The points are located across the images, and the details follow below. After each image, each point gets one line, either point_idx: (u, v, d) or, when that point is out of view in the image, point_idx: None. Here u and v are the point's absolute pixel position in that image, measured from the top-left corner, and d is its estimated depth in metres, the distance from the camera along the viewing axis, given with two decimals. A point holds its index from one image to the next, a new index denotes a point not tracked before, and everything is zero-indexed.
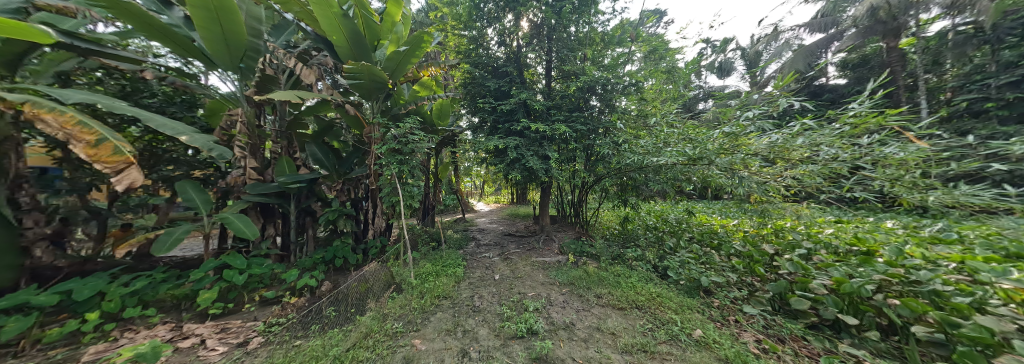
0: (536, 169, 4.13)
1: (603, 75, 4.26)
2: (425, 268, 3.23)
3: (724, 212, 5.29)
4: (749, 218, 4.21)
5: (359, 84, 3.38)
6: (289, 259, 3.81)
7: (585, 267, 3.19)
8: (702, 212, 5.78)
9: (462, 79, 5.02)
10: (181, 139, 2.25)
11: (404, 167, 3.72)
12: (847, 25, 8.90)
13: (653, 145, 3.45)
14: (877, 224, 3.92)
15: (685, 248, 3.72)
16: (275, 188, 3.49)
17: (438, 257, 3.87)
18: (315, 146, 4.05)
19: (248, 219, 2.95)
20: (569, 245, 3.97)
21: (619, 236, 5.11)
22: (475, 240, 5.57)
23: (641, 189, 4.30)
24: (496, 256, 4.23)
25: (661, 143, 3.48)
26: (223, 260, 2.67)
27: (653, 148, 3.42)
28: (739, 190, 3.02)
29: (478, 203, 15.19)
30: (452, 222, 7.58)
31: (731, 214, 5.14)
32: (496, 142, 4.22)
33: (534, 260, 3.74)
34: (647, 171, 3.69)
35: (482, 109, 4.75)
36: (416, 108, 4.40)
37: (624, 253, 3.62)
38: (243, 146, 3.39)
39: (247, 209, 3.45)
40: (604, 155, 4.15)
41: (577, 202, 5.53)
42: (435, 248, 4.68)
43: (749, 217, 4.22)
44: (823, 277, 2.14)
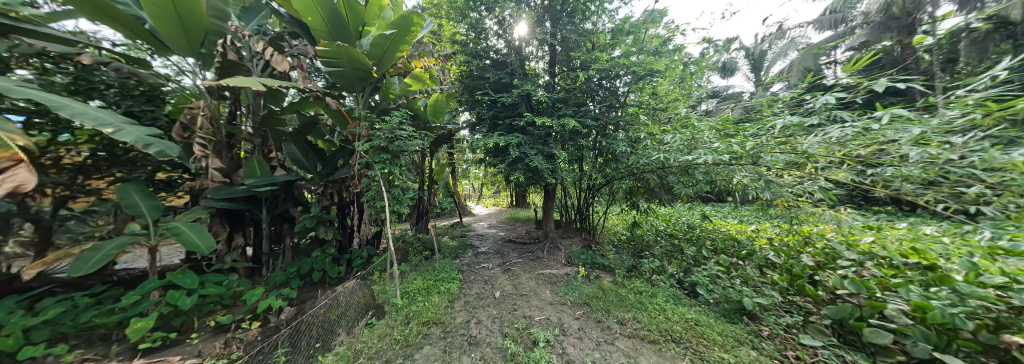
0: (541, 169, 3.71)
1: (614, 67, 3.86)
2: (414, 284, 2.80)
3: (741, 216, 4.92)
4: (775, 224, 3.83)
5: (339, 73, 2.98)
6: (262, 272, 3.39)
7: (599, 282, 2.78)
8: (716, 216, 5.41)
9: (459, 72, 4.62)
10: (106, 133, 1.82)
11: (393, 168, 3.30)
12: (857, 22, 8.61)
13: (677, 143, 3.02)
14: (915, 230, 3.55)
15: (708, 259, 3.33)
16: (243, 193, 3.04)
17: (431, 269, 3.44)
18: (294, 144, 3.62)
19: (204, 229, 2.48)
20: (578, 255, 3.55)
21: (629, 243, 4.71)
22: (473, 247, 5.16)
23: (655, 191, 3.92)
24: (495, 268, 3.80)
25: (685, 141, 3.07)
26: (169, 280, 2.22)
27: (678, 146, 3.00)
28: (771, 194, 2.67)
29: (477, 205, 14.80)
30: (449, 227, 7.16)
31: (749, 219, 4.77)
32: (496, 140, 3.80)
33: (539, 273, 3.33)
34: (665, 171, 3.30)
35: (481, 105, 4.35)
36: (408, 103, 4.00)
37: (641, 265, 3.23)
38: (205, 143, 2.95)
39: (211, 216, 3.02)
40: (617, 154, 3.75)
41: (583, 205, 5.12)
42: (429, 257, 4.26)
43: (774, 223, 3.84)
44: (901, 302, 1.75)
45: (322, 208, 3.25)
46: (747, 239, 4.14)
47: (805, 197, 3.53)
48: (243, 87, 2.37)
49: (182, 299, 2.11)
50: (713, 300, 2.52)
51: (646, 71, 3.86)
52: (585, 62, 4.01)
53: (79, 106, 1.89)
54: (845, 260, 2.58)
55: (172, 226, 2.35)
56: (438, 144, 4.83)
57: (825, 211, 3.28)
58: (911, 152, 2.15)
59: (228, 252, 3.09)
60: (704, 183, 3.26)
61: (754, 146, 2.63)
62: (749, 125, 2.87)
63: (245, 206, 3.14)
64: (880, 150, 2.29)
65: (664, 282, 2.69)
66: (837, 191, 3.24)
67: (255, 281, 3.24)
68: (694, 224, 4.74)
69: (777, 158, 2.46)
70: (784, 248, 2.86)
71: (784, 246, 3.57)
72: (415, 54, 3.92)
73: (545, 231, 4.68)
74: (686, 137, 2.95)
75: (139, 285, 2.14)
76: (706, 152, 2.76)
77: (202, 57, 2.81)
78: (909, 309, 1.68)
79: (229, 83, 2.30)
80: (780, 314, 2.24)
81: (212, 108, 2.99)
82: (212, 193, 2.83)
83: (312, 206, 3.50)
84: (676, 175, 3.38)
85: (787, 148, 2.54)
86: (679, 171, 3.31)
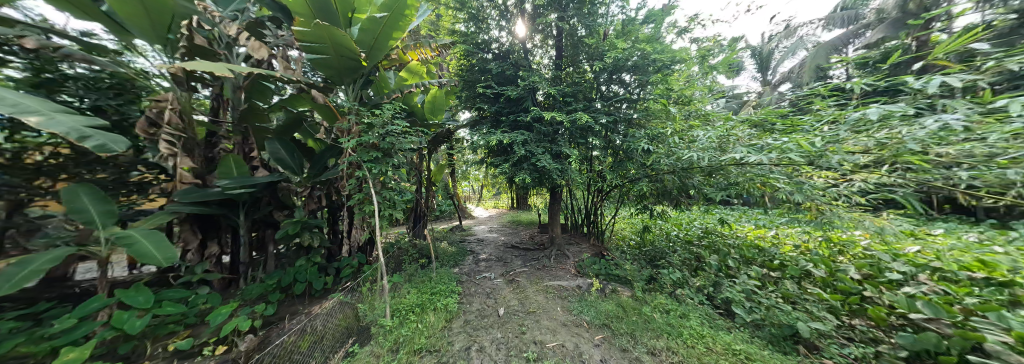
0: (550, 170, 3.38)
1: (627, 58, 3.56)
2: (407, 299, 2.49)
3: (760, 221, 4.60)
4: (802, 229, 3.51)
5: (324, 61, 2.67)
6: (239, 283, 3.05)
7: (618, 298, 2.46)
8: (731, 220, 5.08)
9: (460, 65, 4.33)
10: (28, 121, 1.52)
11: (386, 169, 2.98)
12: (871, 18, 8.33)
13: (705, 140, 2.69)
14: (960, 238, 3.22)
15: (734, 270, 3.01)
16: (216, 195, 2.72)
17: (427, 280, 3.11)
18: (279, 142, 3.35)
19: (163, 238, 2.15)
20: (590, 265, 3.23)
21: (641, 250, 4.39)
22: (473, 252, 4.83)
23: (672, 194, 3.60)
24: (498, 278, 3.47)
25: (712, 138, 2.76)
26: (115, 298, 1.89)
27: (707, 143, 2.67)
28: (808, 198, 2.40)
29: (477, 207, 14.47)
30: (448, 231, 6.84)
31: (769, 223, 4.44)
32: (499, 138, 3.48)
33: (547, 285, 3.01)
34: (686, 172, 2.99)
35: (482, 100, 4.05)
36: (404, 99, 3.69)
37: (660, 276, 2.91)
38: (173, 140, 2.62)
39: (180, 221, 2.68)
40: (632, 154, 3.43)
41: (591, 208, 4.81)
42: (426, 265, 3.94)
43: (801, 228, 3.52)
44: (1000, 332, 1.44)
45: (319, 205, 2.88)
46: (771, 246, 3.82)
47: (838, 201, 3.23)
48: (208, 72, 2.05)
49: (129, 322, 1.77)
50: (752, 321, 2.19)
51: (661, 62, 3.55)
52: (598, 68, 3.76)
53: (2, 94, 1.60)
54: (898, 274, 2.27)
55: (125, 235, 2.03)
56: (436, 142, 4.53)
57: (863, 217, 2.97)
58: (991, 149, 1.84)
59: (200, 263, 2.75)
60: (729, 185, 2.95)
61: (797, 143, 2.31)
62: (785, 120, 2.56)
63: (220, 210, 2.82)
64: (946, 148, 1.98)
65: (693, 299, 2.36)
66: (878, 195, 2.93)
67: (231, 294, 2.90)
68: (710, 230, 4.42)
69: (830, 156, 2.13)
70: (826, 260, 2.54)
71: (816, 255, 3.24)
72: (411, 44, 3.62)
73: (551, 236, 4.36)
74: (715, 133, 2.63)
75: (80, 304, 1.82)
76: (741, 150, 2.43)
77: (171, 43, 2.49)
78: (1015, 342, 1.36)
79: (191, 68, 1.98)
80: (840, 341, 1.90)
81: (182, 101, 2.67)
82: (180, 196, 2.51)
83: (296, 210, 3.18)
84: (698, 176, 3.07)
85: (837, 146, 2.21)
86: (703, 172, 2.99)
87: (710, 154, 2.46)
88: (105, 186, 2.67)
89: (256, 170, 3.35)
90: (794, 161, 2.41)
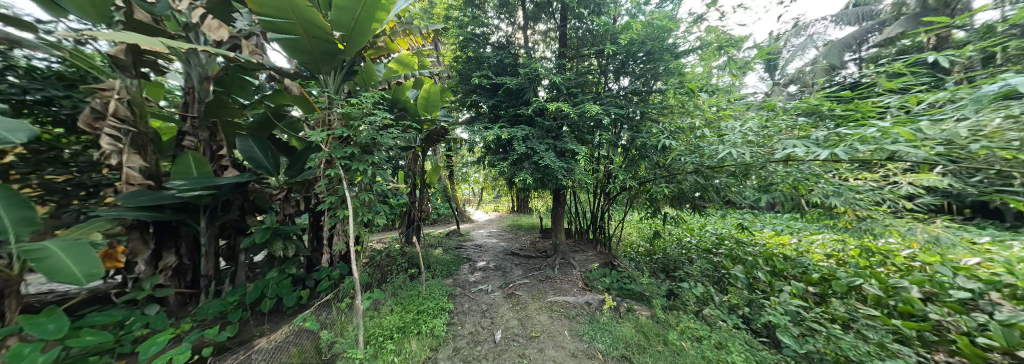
0: (554, 169, 3.02)
1: (638, 45, 3.22)
2: (387, 320, 2.13)
3: (780, 227, 4.32)
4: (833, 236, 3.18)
5: (294, 41, 2.36)
6: (200, 299, 2.67)
7: (636, 319, 2.12)
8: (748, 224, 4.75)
9: (455, 57, 4.00)
10: None
11: (370, 169, 2.65)
12: (885, 15, 8.02)
13: (736, 134, 2.34)
14: (1021, 248, 2.83)
15: (767, 285, 2.62)
16: (170, 199, 2.36)
17: (414, 295, 2.74)
18: (252, 139, 3.01)
19: (92, 251, 1.81)
20: (600, 277, 2.87)
21: (652, 258, 4.11)
22: (469, 260, 4.47)
23: (688, 197, 3.31)
24: (496, 290, 3.11)
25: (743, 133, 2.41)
26: (19, 325, 1.50)
27: (740, 137, 2.30)
28: (840, 203, 2.14)
29: (476, 210, 14.09)
30: (444, 236, 6.46)
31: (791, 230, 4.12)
32: (496, 133, 3.12)
33: (551, 300, 2.64)
34: (707, 172, 2.67)
35: (480, 94, 3.71)
36: (394, 93, 3.38)
37: (681, 290, 2.56)
38: (120, 135, 2.27)
39: (126, 229, 2.32)
40: (645, 151, 3.09)
41: (598, 212, 4.49)
42: (416, 275, 3.57)
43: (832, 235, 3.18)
44: None
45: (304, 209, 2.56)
46: (800, 256, 3.44)
47: (879, 205, 2.86)
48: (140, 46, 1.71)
49: (30, 357, 1.38)
50: (805, 353, 1.81)
51: (676, 52, 3.24)
52: (605, 63, 3.50)
53: None
54: (972, 294, 1.90)
55: (40, 246, 1.67)
56: (430, 142, 4.26)
57: (909, 224, 2.61)
58: None
59: (150, 276, 2.38)
60: (756, 186, 2.62)
61: (852, 137, 1.95)
62: (829, 111, 2.21)
63: (177, 215, 2.46)
64: None
65: (729, 323, 1.98)
66: (928, 198, 2.57)
67: (187, 313, 2.52)
68: (725, 236, 4.19)
69: (898, 152, 1.76)
70: (879, 275, 2.17)
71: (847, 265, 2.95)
72: (401, 32, 3.29)
73: (555, 242, 3.98)
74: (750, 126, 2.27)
75: None
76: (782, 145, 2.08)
77: (118, 23, 2.14)
78: None
79: (113, 39, 1.63)
80: None
81: (132, 91, 2.33)
82: (124, 199, 2.12)
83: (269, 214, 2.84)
84: (723, 176, 2.71)
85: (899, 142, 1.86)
86: (730, 171, 2.63)
87: (745, 150, 2.10)
88: (47, 188, 2.32)
89: (224, 170, 3.00)
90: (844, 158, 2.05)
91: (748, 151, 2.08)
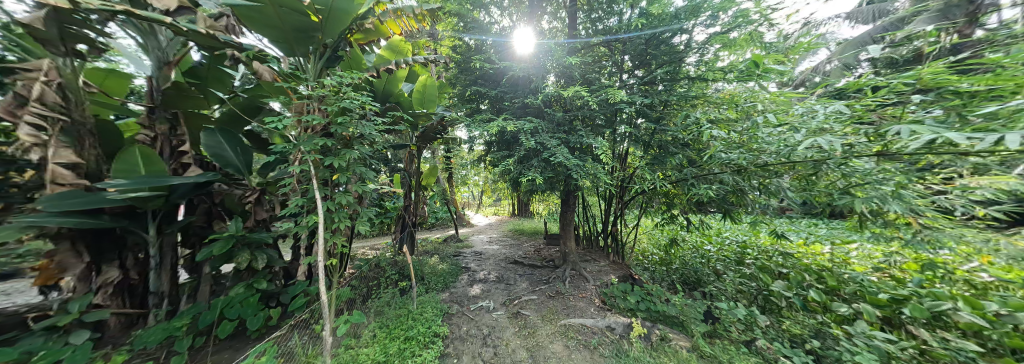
0: (567, 167, 2.63)
1: (659, 28, 2.85)
2: (366, 354, 1.73)
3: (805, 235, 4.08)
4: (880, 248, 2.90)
5: (256, 8, 1.97)
6: (147, 321, 2.24)
7: (675, 356, 1.71)
8: (768, 231, 4.48)
9: (454, 45, 3.64)
10: None
11: (351, 167, 2.25)
12: (902, 12, 7.71)
13: (795, 123, 1.93)
14: None
15: (823, 307, 2.21)
16: (107, 202, 1.96)
17: (403, 317, 2.34)
18: (221, 133, 2.63)
19: None
20: (620, 294, 2.47)
21: (668, 268, 3.88)
22: (468, 269, 4.05)
23: (711, 201, 3.03)
24: (498, 308, 2.70)
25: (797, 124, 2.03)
26: None
27: (797, 128, 1.91)
28: (900, 209, 1.86)
29: (476, 213, 13.67)
30: (442, 242, 6.04)
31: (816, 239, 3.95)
32: (499, 127, 2.73)
33: (566, 323, 2.24)
34: (745, 170, 2.30)
35: (482, 86, 3.38)
36: (385, 83, 3.03)
37: (720, 312, 2.15)
38: (46, 126, 1.89)
39: (50, 239, 1.90)
40: (669, 148, 2.71)
41: (610, 216, 4.13)
42: (407, 289, 3.16)
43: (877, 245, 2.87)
44: None
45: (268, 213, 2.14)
46: (843, 269, 3.03)
47: (943, 212, 2.47)
48: None
49: None
50: None
51: (703, 36, 2.84)
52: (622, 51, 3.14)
53: None
54: None
55: None
56: (426, 139, 4.02)
57: (985, 235, 2.22)
58: None
59: (80, 297, 1.96)
60: (803, 188, 2.25)
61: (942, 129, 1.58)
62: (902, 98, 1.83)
63: (118, 222, 2.04)
64: None
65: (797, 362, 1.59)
66: (1010, 205, 2.04)
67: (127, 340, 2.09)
68: (747, 244, 4.06)
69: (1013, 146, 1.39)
70: (973, 298, 1.78)
71: (894, 281, 2.69)
72: (391, 12, 2.89)
73: (564, 251, 3.56)
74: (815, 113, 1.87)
75: None
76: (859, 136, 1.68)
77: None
78: None
79: None
80: None
81: (66, 74, 1.95)
82: (43, 203, 1.69)
83: (234, 220, 2.43)
84: (763, 177, 2.34)
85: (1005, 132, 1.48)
86: (777, 170, 2.23)
87: (832, 138, 1.63)
88: None
89: (185, 169, 2.59)
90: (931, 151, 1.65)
91: (834, 138, 1.61)
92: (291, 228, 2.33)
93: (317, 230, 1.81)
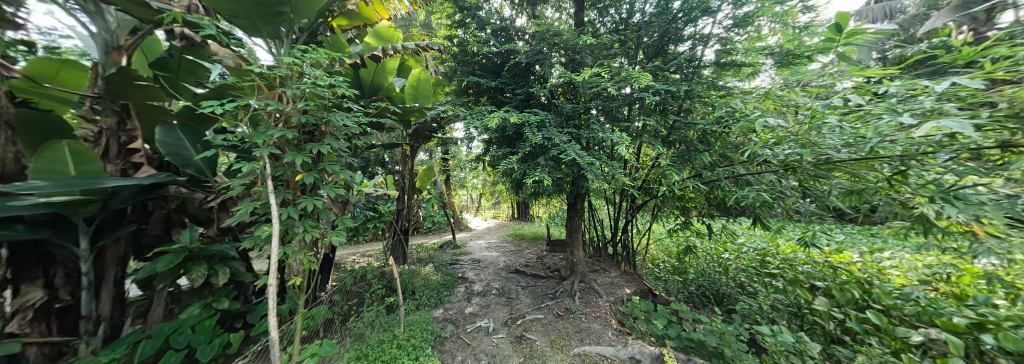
0: (578, 166, 2.30)
1: (677, 11, 2.55)
2: None
3: (829, 241, 3.83)
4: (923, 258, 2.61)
5: None
6: (77, 353, 1.85)
7: None
8: (787, 237, 4.22)
9: (449, 32, 3.31)
10: None
11: (319, 165, 1.85)
12: (913, 11, 7.51)
13: (864, 111, 1.58)
14: None
15: (887, 333, 1.86)
16: (21, 209, 1.59)
17: (387, 344, 1.99)
18: (181, 130, 2.27)
19: None
20: (641, 315, 2.12)
21: (684, 280, 3.63)
22: (465, 280, 3.71)
23: (736, 206, 2.75)
24: (500, 329, 2.35)
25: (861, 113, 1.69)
26: None
27: (867, 116, 1.56)
28: (985, 217, 1.54)
29: (475, 216, 13.30)
30: (437, 249, 5.67)
31: (841, 245, 3.70)
32: (500, 119, 2.41)
33: (580, 353, 1.88)
34: (786, 171, 1.99)
35: (481, 78, 3.08)
36: (373, 74, 2.76)
37: (766, 339, 1.80)
38: None
39: None
40: (692, 145, 2.41)
41: (619, 222, 3.81)
42: (396, 305, 2.80)
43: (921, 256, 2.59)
44: None
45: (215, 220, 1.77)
46: (885, 282, 2.70)
47: None
48: None
49: None
50: None
51: (728, 19, 2.53)
52: (639, 39, 2.83)
53: None
54: None
55: None
56: (420, 138, 3.76)
57: None
58: None
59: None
60: (852, 191, 1.95)
61: None
62: (993, 79, 1.49)
63: (39, 234, 1.66)
64: None
65: None
66: None
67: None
68: (765, 252, 3.89)
69: None
70: None
71: (946, 297, 2.39)
72: None
73: (572, 260, 3.21)
74: (892, 96, 1.52)
75: None
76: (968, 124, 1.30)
77: None
78: None
79: None
80: None
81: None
82: None
83: (190, 230, 2.06)
84: (805, 178, 2.03)
85: None
86: (830, 170, 1.90)
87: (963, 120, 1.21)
88: None
89: (136, 170, 2.22)
90: (1006, 159, 1.38)
91: (961, 120, 1.20)
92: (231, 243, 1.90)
93: (272, 245, 1.45)
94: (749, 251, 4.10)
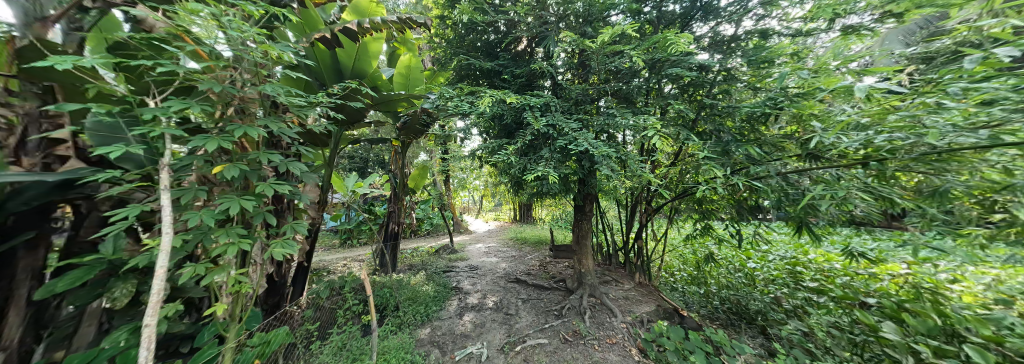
0: (590, 159, 1.92)
1: None
2: None
3: (867, 249, 3.41)
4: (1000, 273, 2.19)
5: None
6: None
7: None
8: (815, 245, 3.84)
9: (441, 11, 2.94)
10: None
11: (256, 156, 1.32)
12: None
13: (988, 81, 1.15)
14: None
15: None
16: None
17: None
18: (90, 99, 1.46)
19: None
20: (669, 346, 1.73)
21: (705, 293, 3.22)
22: (459, 290, 3.34)
23: (771, 209, 2.36)
24: (495, 358, 1.95)
25: (977, 80, 1.27)
26: None
27: (993, 88, 1.14)
28: None
29: (476, 218, 12.99)
30: (432, 253, 5.29)
31: (883, 255, 3.28)
32: (496, 101, 2.01)
33: None
34: (851, 166, 1.59)
35: (476, 65, 2.73)
36: (353, 57, 2.30)
37: None
38: None
39: None
40: (726, 135, 2.01)
41: (632, 225, 3.40)
42: (376, 323, 2.43)
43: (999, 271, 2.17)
44: None
45: (117, 220, 1.10)
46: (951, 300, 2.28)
47: None
48: None
49: None
50: None
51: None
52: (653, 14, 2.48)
53: None
54: None
55: None
56: (410, 132, 3.38)
57: None
58: None
59: None
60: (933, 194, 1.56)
61: None
62: None
63: None
64: None
65: None
66: None
67: None
68: (795, 261, 3.48)
69: None
70: None
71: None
72: None
73: (579, 271, 2.81)
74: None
75: None
76: None
77: None
78: None
79: None
80: None
81: None
82: None
83: (117, 236, 1.47)
84: (874, 176, 1.63)
85: None
86: (919, 165, 1.47)
87: None
88: None
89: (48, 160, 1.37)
90: None
91: None
92: (135, 255, 1.34)
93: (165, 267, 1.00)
94: (776, 260, 3.67)
